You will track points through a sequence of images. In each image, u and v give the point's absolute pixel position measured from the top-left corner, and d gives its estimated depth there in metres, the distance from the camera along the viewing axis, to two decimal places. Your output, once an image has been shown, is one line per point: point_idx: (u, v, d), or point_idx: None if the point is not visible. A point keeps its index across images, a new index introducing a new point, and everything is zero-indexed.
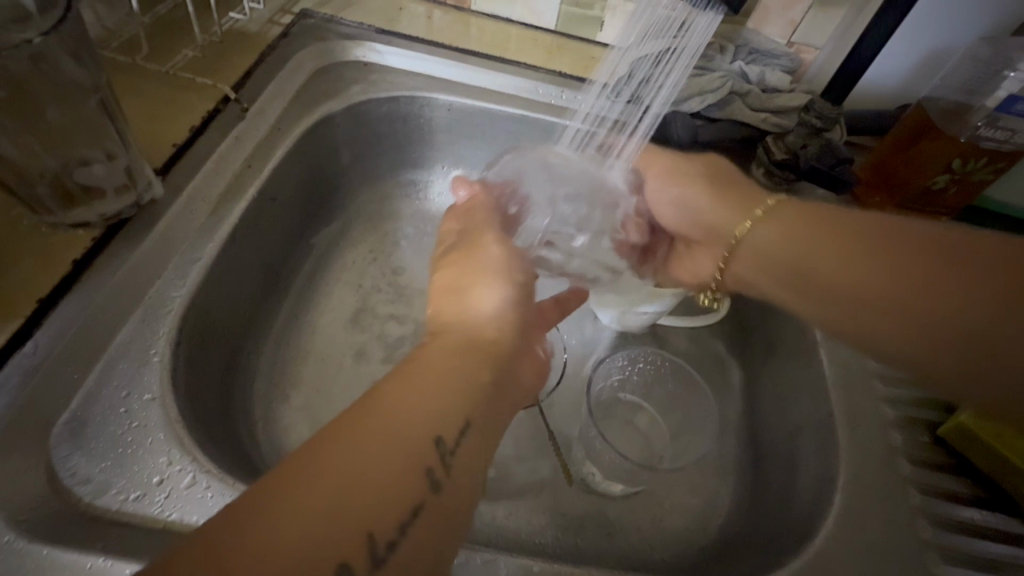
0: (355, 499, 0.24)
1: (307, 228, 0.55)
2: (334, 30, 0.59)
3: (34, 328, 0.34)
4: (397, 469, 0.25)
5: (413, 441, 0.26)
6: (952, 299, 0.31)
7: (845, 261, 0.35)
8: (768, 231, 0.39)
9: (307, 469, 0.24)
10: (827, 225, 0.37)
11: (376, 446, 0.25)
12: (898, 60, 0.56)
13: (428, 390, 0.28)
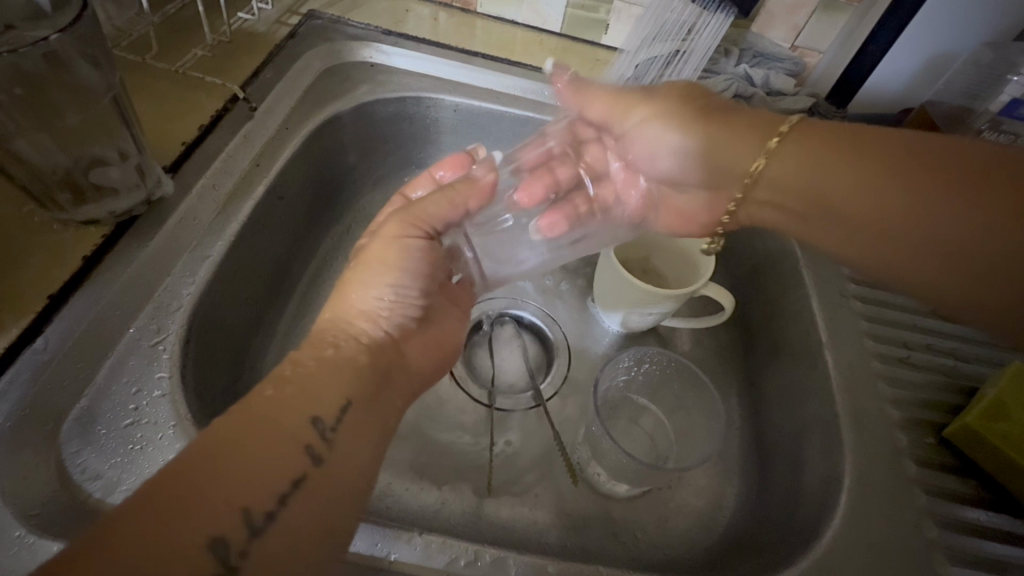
0: (232, 480, 0.25)
1: (313, 229, 0.56)
2: (341, 31, 0.59)
3: (45, 324, 0.34)
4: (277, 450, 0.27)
5: (290, 422, 0.28)
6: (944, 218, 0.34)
7: (848, 181, 0.36)
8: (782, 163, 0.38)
9: (194, 460, 0.24)
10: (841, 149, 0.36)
11: (253, 435, 0.26)
12: (902, 66, 0.57)
13: (320, 381, 0.30)
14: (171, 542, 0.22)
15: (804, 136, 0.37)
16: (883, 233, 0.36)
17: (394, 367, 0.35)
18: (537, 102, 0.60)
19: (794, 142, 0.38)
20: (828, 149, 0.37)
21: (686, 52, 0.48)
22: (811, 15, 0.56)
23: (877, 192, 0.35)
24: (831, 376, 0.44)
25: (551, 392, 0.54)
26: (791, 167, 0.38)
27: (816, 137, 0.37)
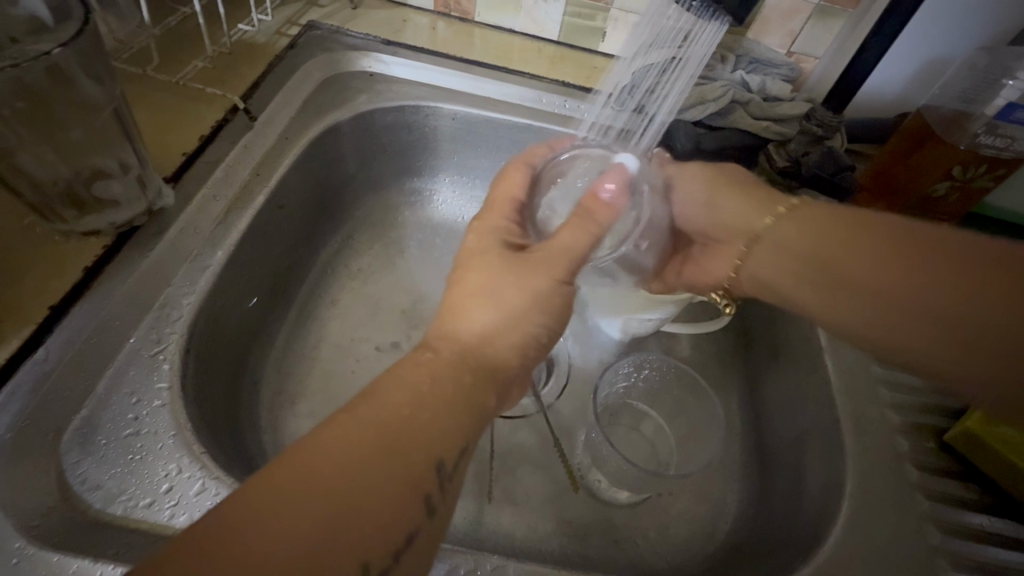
0: (355, 517, 0.23)
1: (313, 239, 0.56)
2: (341, 42, 0.60)
3: (46, 335, 0.35)
4: (390, 493, 0.24)
5: (416, 460, 0.25)
6: (916, 306, 0.33)
7: (865, 267, 0.35)
8: (790, 232, 0.40)
9: (323, 473, 0.23)
10: (858, 233, 0.36)
11: (383, 464, 0.24)
12: (896, 72, 0.57)
13: (425, 418, 0.27)
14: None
15: (815, 214, 0.39)
16: (908, 325, 0.34)
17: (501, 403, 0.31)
18: (535, 110, 0.60)
19: (799, 215, 0.39)
20: (829, 231, 0.37)
21: (683, 59, 0.48)
22: (806, 21, 0.57)
23: (889, 275, 0.34)
24: (831, 382, 0.44)
25: (551, 398, 0.54)
26: (790, 238, 0.40)
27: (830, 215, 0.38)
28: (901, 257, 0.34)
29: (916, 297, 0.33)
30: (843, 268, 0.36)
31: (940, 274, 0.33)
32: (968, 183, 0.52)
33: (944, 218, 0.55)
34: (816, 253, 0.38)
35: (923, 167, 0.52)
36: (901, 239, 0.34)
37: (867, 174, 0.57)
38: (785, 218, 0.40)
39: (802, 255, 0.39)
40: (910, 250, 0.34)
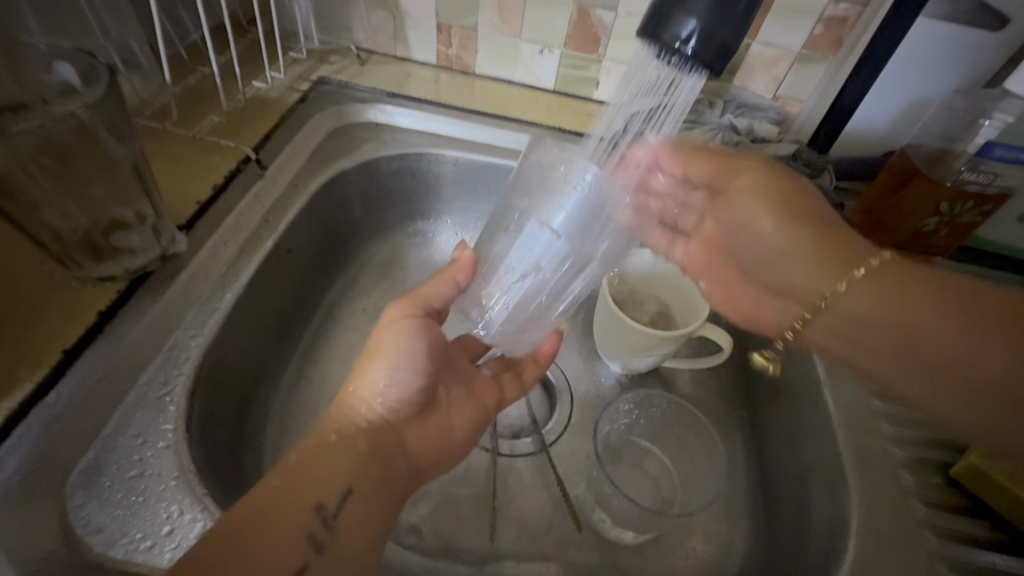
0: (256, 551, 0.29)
1: (320, 281, 0.58)
2: (349, 95, 0.63)
3: (58, 378, 0.36)
4: (285, 536, 0.31)
5: (298, 510, 0.32)
6: None
7: (965, 346, 0.31)
8: (873, 297, 0.35)
9: (224, 539, 0.29)
10: (971, 313, 0.31)
11: (267, 524, 0.31)
12: (878, 113, 0.60)
13: (330, 472, 0.34)
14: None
15: (904, 279, 0.34)
16: (1010, 420, 0.30)
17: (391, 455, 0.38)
18: None
19: (879, 276, 0.35)
20: (918, 296, 0.33)
21: None
22: (789, 67, 0.61)
23: (997, 363, 0.30)
24: (832, 416, 0.44)
25: (553, 437, 0.54)
26: (865, 303, 0.36)
27: (924, 285, 0.34)
28: (998, 339, 0.30)
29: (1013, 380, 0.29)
30: (928, 341, 0.32)
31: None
32: (957, 219, 0.53)
33: (937, 252, 0.56)
34: (892, 321, 0.34)
35: (910, 203, 0.53)
36: (999, 311, 0.31)
37: (857, 211, 0.58)
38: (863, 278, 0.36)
39: (878, 324, 0.35)
40: (1013, 323, 0.30)
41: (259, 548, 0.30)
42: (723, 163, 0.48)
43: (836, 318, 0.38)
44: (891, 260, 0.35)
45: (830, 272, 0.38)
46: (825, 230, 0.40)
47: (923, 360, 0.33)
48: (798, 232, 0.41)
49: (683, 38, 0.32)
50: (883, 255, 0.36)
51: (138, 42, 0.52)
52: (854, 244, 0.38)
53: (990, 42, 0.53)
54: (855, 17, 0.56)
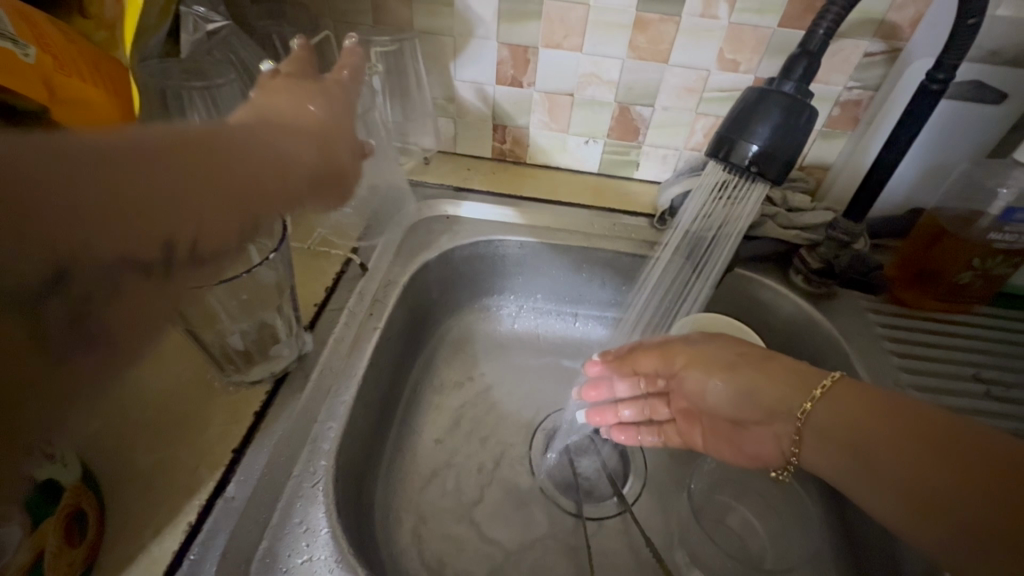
0: (205, 195, 0.28)
1: (409, 362, 0.63)
2: (421, 193, 0.72)
3: (231, 475, 0.41)
4: (229, 212, 0.30)
5: (211, 213, 0.28)
6: (957, 504, 0.32)
7: (899, 455, 0.35)
8: (829, 412, 0.39)
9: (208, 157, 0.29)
10: (905, 428, 0.36)
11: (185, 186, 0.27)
12: (901, 178, 0.66)
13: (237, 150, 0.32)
14: (145, 230, 0.25)
15: (856, 397, 0.39)
16: (944, 518, 0.33)
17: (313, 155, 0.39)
18: (589, 233, 0.70)
19: (835, 395, 0.40)
20: (868, 414, 0.38)
21: (729, 182, 0.49)
22: (813, 142, 0.69)
23: (918, 469, 0.34)
24: None
25: (633, 497, 0.57)
26: (831, 417, 0.39)
27: (873, 401, 0.38)
28: (922, 449, 0.34)
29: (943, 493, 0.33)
30: (874, 449, 0.37)
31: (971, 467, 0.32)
32: (990, 271, 0.58)
33: (975, 301, 0.61)
34: (848, 433, 0.38)
35: (944, 261, 0.59)
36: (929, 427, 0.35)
37: (894, 265, 0.64)
38: (825, 396, 0.40)
39: (841, 435, 0.39)
40: (947, 442, 0.34)
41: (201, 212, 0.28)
42: (659, 351, 0.50)
43: (810, 435, 0.41)
44: (843, 381, 0.40)
45: (789, 392, 0.42)
46: (759, 372, 0.44)
47: (871, 465, 0.37)
48: (747, 373, 0.44)
49: (750, 160, 0.39)
50: (837, 373, 0.41)
51: None
52: (795, 369, 0.43)
53: (994, 113, 0.60)
54: (867, 99, 0.64)
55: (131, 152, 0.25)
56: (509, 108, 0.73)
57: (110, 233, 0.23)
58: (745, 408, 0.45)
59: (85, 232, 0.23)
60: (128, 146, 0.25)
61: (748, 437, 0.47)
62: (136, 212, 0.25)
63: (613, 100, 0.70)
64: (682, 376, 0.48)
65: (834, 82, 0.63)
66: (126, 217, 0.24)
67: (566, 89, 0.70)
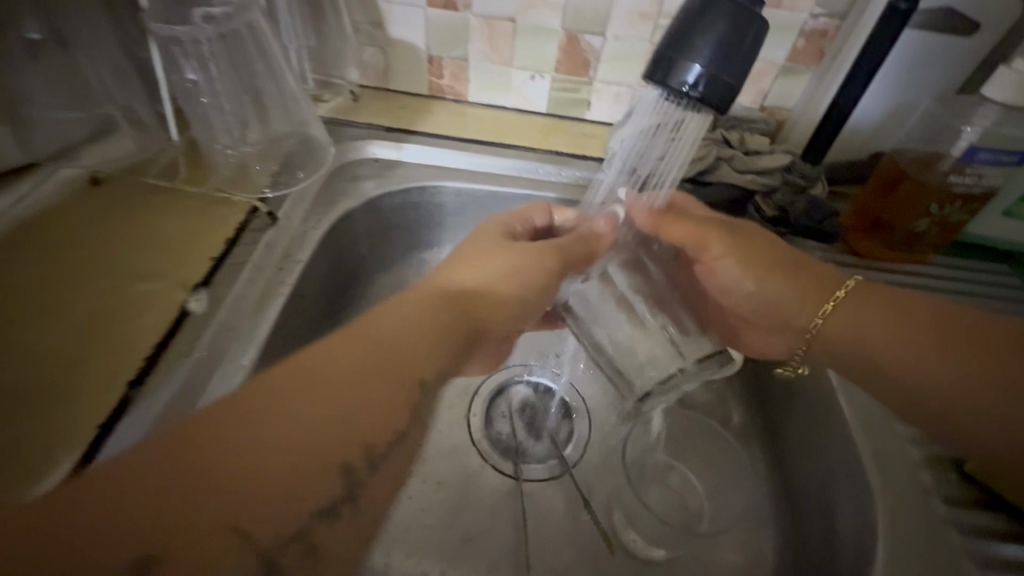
0: (367, 386, 0.33)
1: (334, 323, 0.58)
2: (346, 133, 0.64)
3: (95, 453, 0.36)
4: (374, 409, 0.33)
5: (321, 449, 0.30)
6: (955, 382, 0.39)
7: (909, 346, 0.40)
8: (843, 318, 0.43)
9: (273, 424, 0.29)
10: (930, 318, 0.40)
11: (250, 432, 0.28)
12: (866, 118, 0.62)
13: (380, 342, 0.35)
14: (314, 447, 0.29)
15: (869, 299, 0.42)
16: (974, 399, 0.38)
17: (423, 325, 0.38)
18: (534, 179, 0.64)
19: (850, 301, 0.43)
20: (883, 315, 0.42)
21: (686, 126, 0.41)
22: (774, 80, 0.63)
23: (945, 359, 0.39)
24: (850, 424, 0.45)
25: (575, 460, 0.55)
26: (848, 320, 0.43)
27: (877, 301, 0.42)
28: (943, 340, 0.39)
29: (951, 379, 0.39)
30: (882, 352, 0.41)
31: (964, 350, 0.39)
32: (946, 219, 0.55)
33: (928, 250, 0.58)
34: (862, 337, 0.42)
35: (902, 205, 0.55)
36: (938, 321, 0.40)
37: (850, 214, 0.60)
38: (842, 302, 0.43)
39: (855, 339, 0.42)
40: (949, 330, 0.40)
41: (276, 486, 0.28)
42: (697, 232, 0.46)
43: (820, 343, 0.45)
44: (861, 284, 0.43)
45: (810, 302, 0.44)
46: (795, 279, 0.44)
47: (889, 368, 0.41)
48: (782, 277, 0.45)
49: (690, 84, 0.33)
50: (854, 279, 0.43)
51: (146, 107, 0.53)
52: (818, 277, 0.44)
53: (963, 47, 0.55)
54: (834, 30, 0.59)
55: (306, 432, 0.30)
56: (444, 36, 0.65)
57: (199, 509, 0.25)
58: (762, 308, 0.47)
59: (105, 492, 0.25)
60: (252, 414, 0.29)
61: (752, 336, 0.50)
62: (112, 515, 0.24)
63: (560, 27, 0.62)
64: (710, 264, 0.47)
65: (799, 8, 0.57)
66: (165, 538, 0.24)
67: (507, 14, 0.62)
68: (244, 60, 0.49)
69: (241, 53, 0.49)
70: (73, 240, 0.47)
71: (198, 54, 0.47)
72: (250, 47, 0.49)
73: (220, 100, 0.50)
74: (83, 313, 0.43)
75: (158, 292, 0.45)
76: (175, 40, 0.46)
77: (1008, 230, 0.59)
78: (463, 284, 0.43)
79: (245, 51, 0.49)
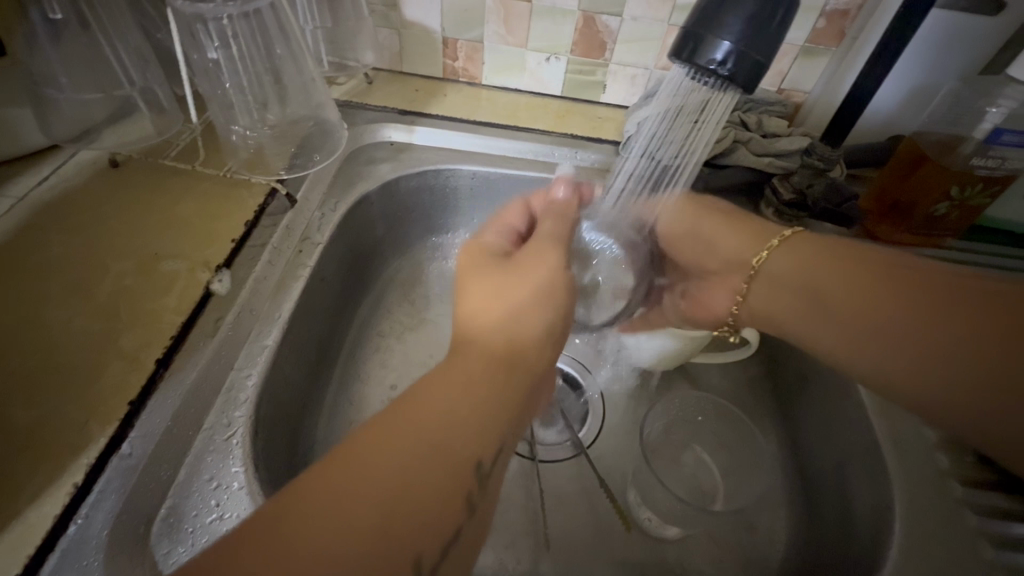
0: (428, 467, 0.29)
1: (351, 305, 0.58)
2: (360, 116, 0.64)
3: (128, 428, 0.36)
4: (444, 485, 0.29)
5: (419, 507, 0.28)
6: (885, 331, 0.37)
7: (844, 287, 0.39)
8: (783, 259, 0.44)
9: (385, 455, 0.28)
10: (869, 275, 0.39)
11: (365, 482, 0.27)
12: (885, 101, 0.61)
13: (439, 428, 0.30)
14: (376, 547, 0.26)
15: (815, 245, 0.43)
16: (880, 346, 0.37)
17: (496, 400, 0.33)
18: (549, 162, 0.64)
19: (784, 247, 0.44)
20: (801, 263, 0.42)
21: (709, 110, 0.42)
22: (793, 62, 0.62)
23: (906, 319, 0.36)
24: (867, 405, 0.46)
25: (589, 441, 0.55)
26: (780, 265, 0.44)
27: (826, 249, 0.42)
28: (876, 285, 0.38)
29: (896, 323, 0.36)
30: (828, 298, 0.40)
31: (876, 298, 0.38)
32: (967, 202, 0.54)
33: (947, 234, 0.58)
34: (797, 278, 0.43)
35: (922, 188, 0.55)
36: (898, 273, 0.38)
37: (869, 198, 0.59)
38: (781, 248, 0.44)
39: (793, 282, 0.43)
40: (889, 275, 0.38)
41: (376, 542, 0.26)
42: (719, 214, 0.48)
43: (762, 280, 0.46)
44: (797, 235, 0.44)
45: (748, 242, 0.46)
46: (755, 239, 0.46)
47: (825, 314, 0.41)
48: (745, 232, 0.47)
49: (718, 61, 0.33)
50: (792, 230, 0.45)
51: (162, 88, 0.52)
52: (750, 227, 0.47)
53: (990, 26, 0.54)
54: (856, 9, 0.57)
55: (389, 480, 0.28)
56: (459, 17, 0.64)
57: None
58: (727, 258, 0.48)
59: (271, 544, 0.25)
60: (379, 466, 0.28)
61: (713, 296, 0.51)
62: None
63: (577, 8, 0.62)
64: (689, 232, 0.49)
65: None
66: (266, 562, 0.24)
67: None
68: (263, 39, 0.49)
69: (262, 31, 0.49)
70: (99, 220, 0.48)
71: (219, 30, 0.47)
72: (269, 27, 0.49)
73: (241, 79, 0.50)
74: (109, 294, 0.43)
75: (183, 272, 0.45)
76: (197, 17, 0.45)
77: None
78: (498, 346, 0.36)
79: (265, 30, 0.49)
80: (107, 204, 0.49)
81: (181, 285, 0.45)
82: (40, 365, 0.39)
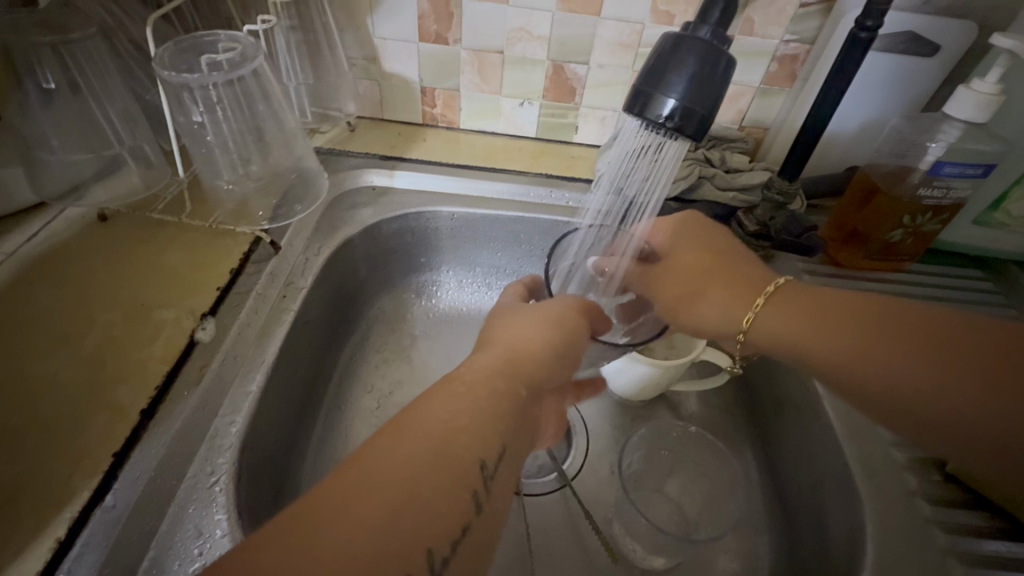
0: (418, 475, 0.29)
1: (336, 346, 0.60)
2: (343, 163, 0.67)
3: (112, 480, 0.37)
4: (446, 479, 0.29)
5: (425, 507, 0.28)
6: (902, 385, 0.37)
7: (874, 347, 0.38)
8: (772, 316, 0.43)
9: (385, 456, 0.29)
10: (887, 331, 0.38)
11: (363, 491, 0.27)
12: (837, 137, 0.65)
13: (437, 419, 0.32)
14: (382, 539, 0.26)
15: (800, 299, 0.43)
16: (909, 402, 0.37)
17: (507, 398, 0.35)
18: (525, 201, 0.67)
19: (778, 297, 0.44)
20: (823, 316, 0.41)
21: (650, 147, 0.43)
22: (751, 101, 0.66)
23: (931, 379, 0.36)
24: (836, 428, 0.47)
25: (574, 473, 0.56)
26: (777, 321, 0.43)
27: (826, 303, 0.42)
28: (897, 339, 0.38)
29: (907, 385, 0.37)
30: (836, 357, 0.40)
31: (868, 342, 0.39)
32: (919, 228, 0.57)
33: (906, 259, 0.61)
34: (801, 335, 0.42)
35: (875, 218, 0.58)
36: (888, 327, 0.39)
37: (829, 227, 0.63)
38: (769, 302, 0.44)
39: (785, 340, 0.43)
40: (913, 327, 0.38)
41: (381, 536, 0.26)
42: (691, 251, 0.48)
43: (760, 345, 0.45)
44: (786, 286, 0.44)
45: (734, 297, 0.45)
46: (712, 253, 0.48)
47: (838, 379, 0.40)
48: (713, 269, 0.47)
49: (665, 116, 0.36)
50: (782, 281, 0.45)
51: (150, 145, 0.55)
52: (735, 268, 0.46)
53: (927, 66, 0.58)
54: (805, 53, 0.62)
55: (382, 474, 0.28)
56: (436, 68, 0.68)
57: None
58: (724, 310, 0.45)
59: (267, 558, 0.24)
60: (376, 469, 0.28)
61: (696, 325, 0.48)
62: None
63: (546, 57, 0.65)
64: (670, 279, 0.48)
65: (770, 35, 0.61)
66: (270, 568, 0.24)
67: (495, 46, 0.65)
68: (247, 101, 0.51)
69: (245, 96, 0.51)
70: (87, 273, 0.49)
71: (205, 98, 0.48)
72: (253, 91, 0.51)
73: (225, 139, 0.52)
74: (96, 345, 0.44)
75: (170, 321, 0.46)
76: (184, 87, 0.47)
77: (979, 238, 0.62)
78: (511, 351, 0.39)
79: (249, 94, 0.51)
80: (96, 257, 0.51)
81: (166, 335, 0.46)
82: (25, 420, 0.39)
